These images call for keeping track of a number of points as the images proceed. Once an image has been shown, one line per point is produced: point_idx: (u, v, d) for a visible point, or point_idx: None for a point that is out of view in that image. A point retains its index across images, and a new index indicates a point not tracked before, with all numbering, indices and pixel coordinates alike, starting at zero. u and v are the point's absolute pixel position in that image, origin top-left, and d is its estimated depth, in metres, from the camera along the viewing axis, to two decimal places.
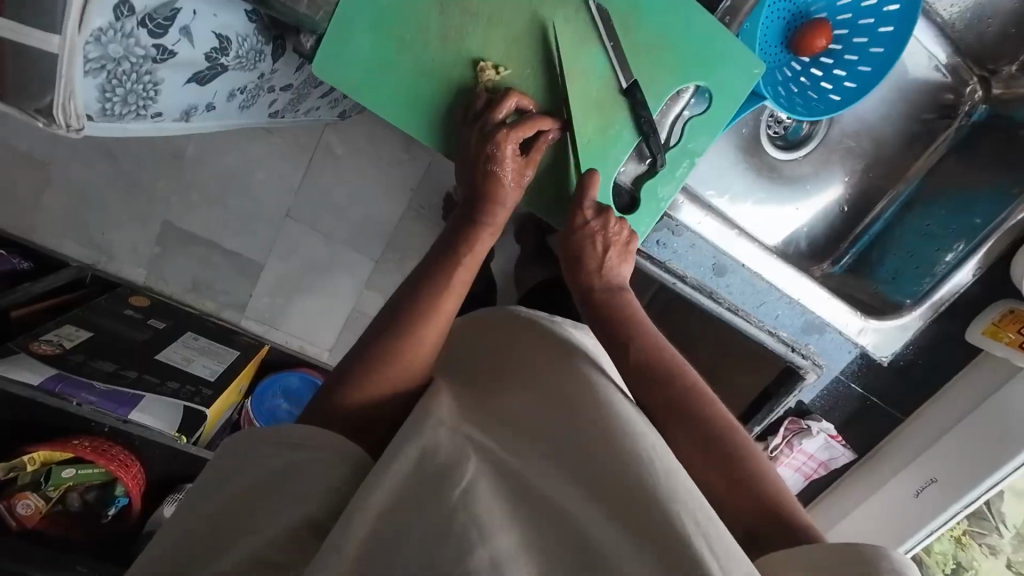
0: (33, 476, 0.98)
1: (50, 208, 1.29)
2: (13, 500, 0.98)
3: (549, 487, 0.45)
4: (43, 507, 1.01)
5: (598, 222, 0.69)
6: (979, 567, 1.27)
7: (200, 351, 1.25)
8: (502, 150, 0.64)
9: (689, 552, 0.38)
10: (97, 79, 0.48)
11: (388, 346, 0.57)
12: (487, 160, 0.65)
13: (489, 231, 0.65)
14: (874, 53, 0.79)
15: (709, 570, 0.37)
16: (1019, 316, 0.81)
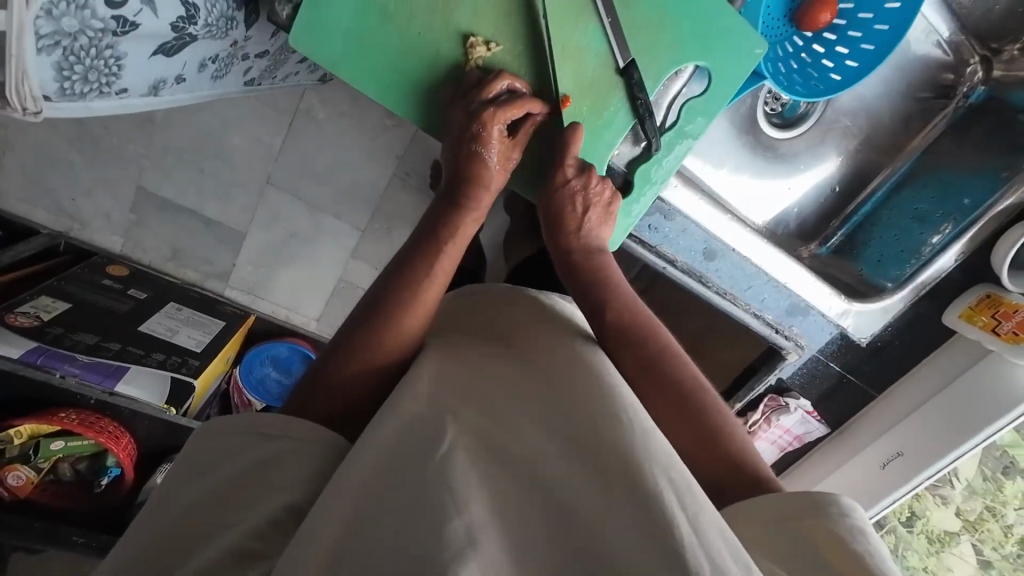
0: (22, 450, 0.98)
1: (14, 174, 1.22)
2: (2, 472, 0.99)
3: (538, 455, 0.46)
4: (34, 478, 1.01)
5: (581, 180, 0.68)
6: (930, 514, 1.38)
7: (185, 322, 1.24)
8: (489, 132, 0.62)
9: (657, 503, 0.40)
10: (55, 57, 0.39)
11: (373, 337, 0.57)
12: (473, 142, 0.63)
13: (472, 216, 0.64)
14: (879, 30, 0.76)
15: (676, 521, 0.39)
16: (995, 301, 0.84)
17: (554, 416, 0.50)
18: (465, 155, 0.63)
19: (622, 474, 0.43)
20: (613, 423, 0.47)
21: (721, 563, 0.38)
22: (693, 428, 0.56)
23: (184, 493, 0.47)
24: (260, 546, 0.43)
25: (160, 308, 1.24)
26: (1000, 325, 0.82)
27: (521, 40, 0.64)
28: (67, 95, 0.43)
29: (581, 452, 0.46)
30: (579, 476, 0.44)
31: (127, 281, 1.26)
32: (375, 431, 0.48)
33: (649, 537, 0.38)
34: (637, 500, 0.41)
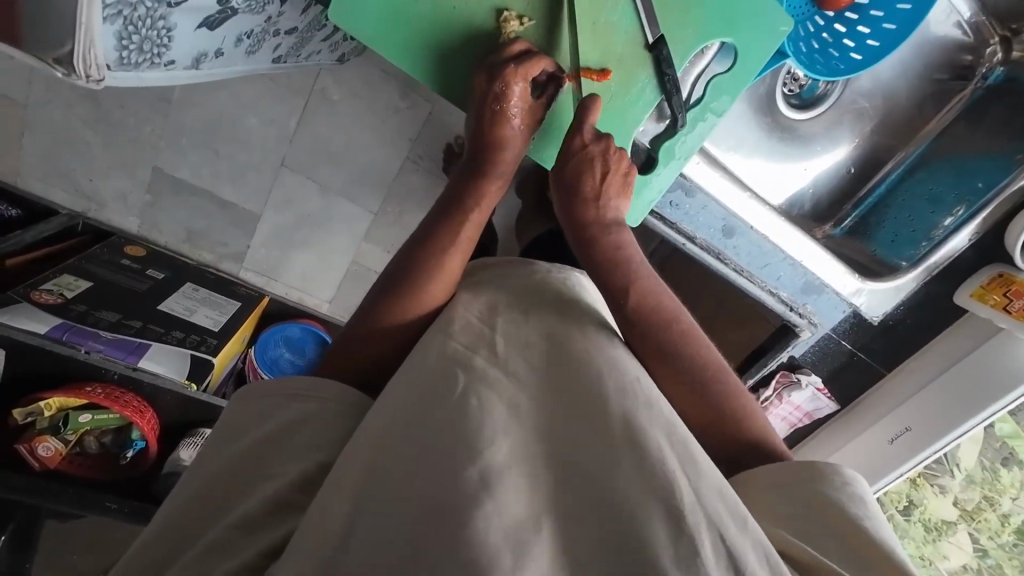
0: (52, 422, 1.01)
1: (32, 153, 1.24)
2: (32, 443, 1.01)
3: (554, 417, 0.50)
4: (63, 450, 1.04)
5: (598, 147, 0.69)
6: (928, 503, 1.41)
7: (201, 301, 1.27)
8: (511, 88, 0.63)
9: (659, 461, 0.45)
10: (117, 27, 0.40)
11: (397, 302, 0.59)
12: (495, 100, 0.64)
13: (497, 181, 0.66)
14: (901, 10, 0.77)
15: (676, 480, 0.43)
16: (1007, 280, 0.85)
17: (562, 385, 0.52)
18: (489, 116, 0.65)
19: (624, 440, 0.47)
20: (618, 395, 0.50)
21: (719, 518, 0.42)
22: (695, 390, 0.58)
23: (220, 451, 0.50)
24: (295, 497, 0.46)
25: (177, 288, 1.26)
26: (1010, 303, 0.83)
27: (552, 12, 0.65)
28: (123, 64, 0.44)
29: (592, 416, 0.49)
30: (592, 436, 0.48)
31: (144, 261, 1.28)
32: (395, 393, 0.50)
33: (653, 495, 0.42)
34: (639, 463, 0.45)
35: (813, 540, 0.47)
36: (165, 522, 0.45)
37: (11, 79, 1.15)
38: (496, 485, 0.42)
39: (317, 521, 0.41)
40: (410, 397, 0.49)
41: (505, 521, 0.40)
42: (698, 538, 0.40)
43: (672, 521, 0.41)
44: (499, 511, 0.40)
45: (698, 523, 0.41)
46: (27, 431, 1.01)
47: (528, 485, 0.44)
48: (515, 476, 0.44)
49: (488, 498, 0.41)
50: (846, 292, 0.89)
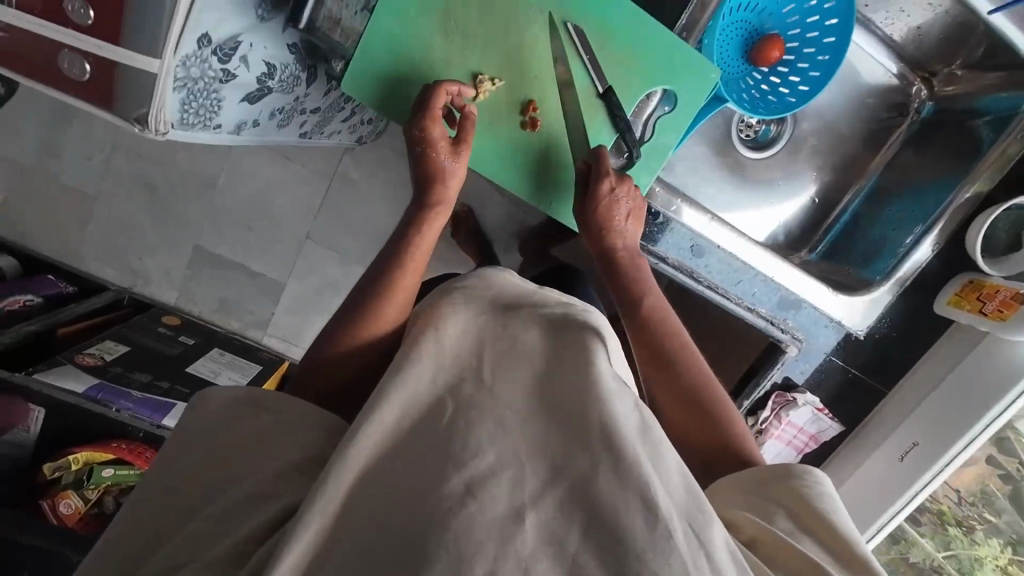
0: (76, 476, 1.09)
1: (98, 239, 1.47)
2: (56, 500, 1.07)
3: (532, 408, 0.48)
4: (82, 508, 1.08)
5: (623, 188, 0.69)
6: None
7: (227, 364, 1.35)
8: (432, 133, 0.65)
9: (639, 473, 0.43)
10: (182, 96, 0.54)
11: (354, 320, 0.60)
12: (418, 144, 0.65)
13: (437, 211, 0.66)
14: (822, 61, 0.84)
15: (653, 487, 0.42)
16: (978, 284, 0.82)
17: (546, 388, 0.50)
18: (412, 157, 0.65)
19: (603, 437, 0.44)
20: (595, 391, 0.47)
21: (698, 523, 0.42)
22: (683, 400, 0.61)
23: (194, 453, 0.47)
24: None
25: (205, 353, 1.36)
26: (985, 305, 0.79)
27: (516, 69, 0.68)
28: (184, 124, 0.57)
29: (569, 424, 0.46)
30: (568, 438, 0.46)
31: (178, 329, 1.40)
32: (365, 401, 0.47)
33: (633, 491, 0.41)
34: (615, 462, 0.43)
35: (765, 509, 0.50)
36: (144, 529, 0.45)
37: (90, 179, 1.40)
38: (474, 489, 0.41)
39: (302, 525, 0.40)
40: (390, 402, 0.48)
41: (488, 522, 0.40)
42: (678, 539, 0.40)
43: (649, 517, 0.41)
44: (485, 509, 0.40)
45: (671, 517, 0.41)
46: (54, 487, 1.09)
47: (515, 481, 0.43)
48: (503, 475, 0.42)
49: (476, 500, 0.41)
50: (827, 305, 0.88)
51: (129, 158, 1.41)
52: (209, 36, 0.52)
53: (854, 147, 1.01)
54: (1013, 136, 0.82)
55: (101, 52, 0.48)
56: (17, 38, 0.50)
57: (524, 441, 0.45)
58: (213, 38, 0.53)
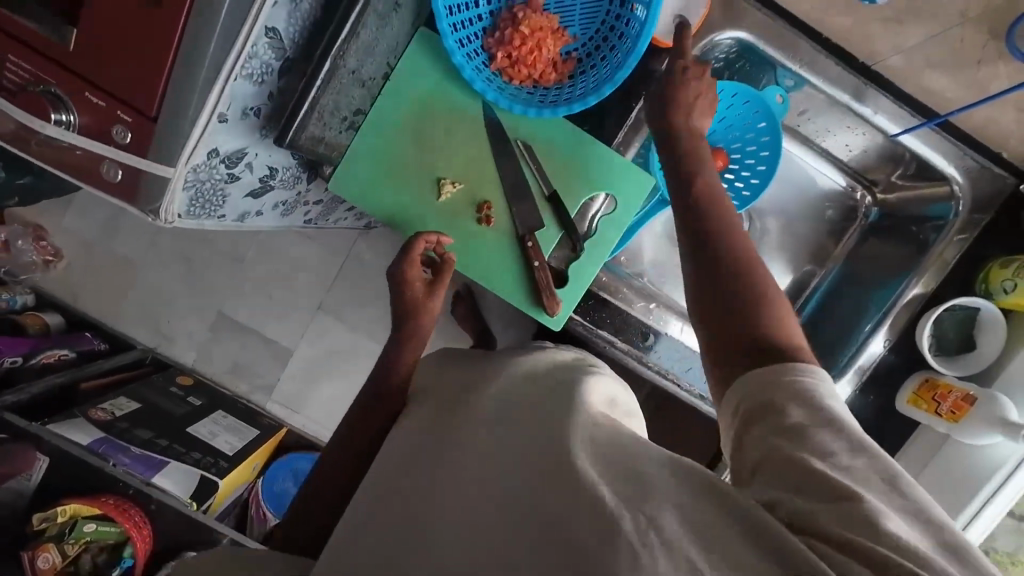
0: (60, 528, 1.14)
1: (138, 303, 1.65)
2: (36, 553, 1.12)
3: (495, 444, 0.53)
4: (58, 564, 1.12)
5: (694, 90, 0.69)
6: None
7: (225, 428, 1.42)
8: (410, 275, 0.75)
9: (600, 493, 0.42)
10: (191, 193, 0.67)
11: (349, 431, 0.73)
12: (398, 285, 0.76)
13: (413, 343, 0.76)
14: (761, 170, 0.93)
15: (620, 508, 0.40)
16: (934, 383, 0.81)
17: (516, 429, 0.54)
18: (395, 295, 0.76)
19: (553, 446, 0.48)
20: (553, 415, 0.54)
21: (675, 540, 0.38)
22: (738, 307, 0.54)
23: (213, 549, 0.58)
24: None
25: (208, 415, 1.44)
26: (940, 406, 0.79)
27: (477, 177, 0.81)
28: (192, 214, 0.71)
29: (540, 463, 0.47)
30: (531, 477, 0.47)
31: (189, 389, 1.50)
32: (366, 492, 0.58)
33: (585, 507, 0.41)
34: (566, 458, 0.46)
35: (823, 436, 0.44)
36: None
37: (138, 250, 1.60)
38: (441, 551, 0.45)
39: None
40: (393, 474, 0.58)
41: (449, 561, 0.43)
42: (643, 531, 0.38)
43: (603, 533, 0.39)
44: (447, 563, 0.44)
45: (637, 531, 0.38)
46: (37, 539, 1.14)
47: (473, 523, 0.46)
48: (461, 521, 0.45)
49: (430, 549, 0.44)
50: None
51: (174, 235, 1.62)
52: (217, 150, 0.66)
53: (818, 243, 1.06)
54: (949, 239, 0.86)
55: (131, 163, 0.61)
56: (61, 149, 0.63)
57: (480, 494, 0.48)
58: (223, 152, 0.68)
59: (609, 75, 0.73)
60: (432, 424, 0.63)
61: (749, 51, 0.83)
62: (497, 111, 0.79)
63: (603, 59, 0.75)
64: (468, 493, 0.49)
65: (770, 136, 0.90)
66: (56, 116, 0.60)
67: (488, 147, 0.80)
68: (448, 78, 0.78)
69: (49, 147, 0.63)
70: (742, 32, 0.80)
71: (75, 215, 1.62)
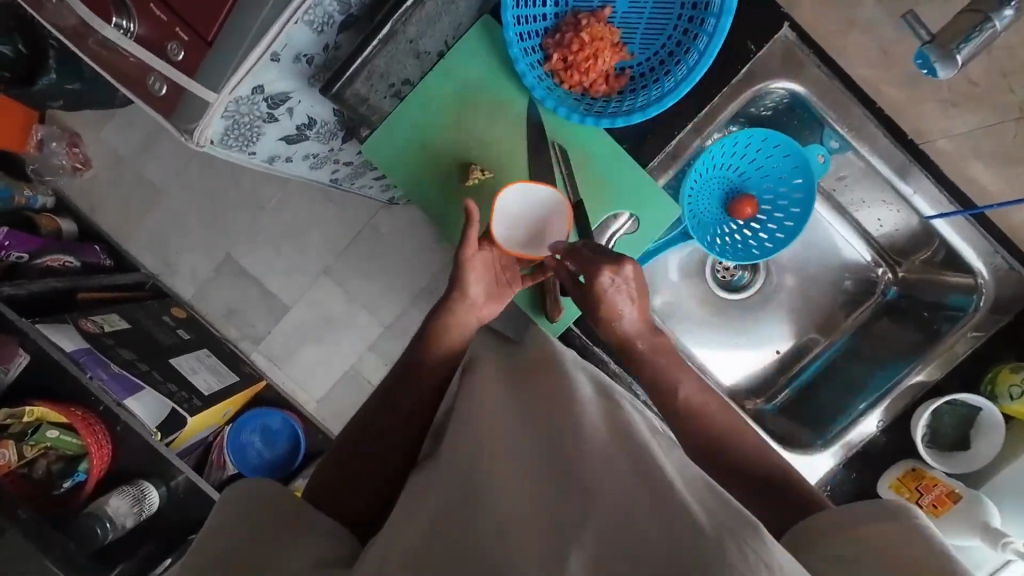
0: (22, 428, 1.11)
1: (153, 228, 1.68)
2: None
3: (561, 437, 0.49)
4: (13, 463, 1.11)
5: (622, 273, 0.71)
6: None
7: (207, 367, 1.43)
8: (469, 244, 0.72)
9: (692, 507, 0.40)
10: (227, 124, 0.68)
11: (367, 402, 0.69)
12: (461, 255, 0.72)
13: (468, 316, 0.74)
14: (788, 226, 0.93)
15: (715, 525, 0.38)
16: (919, 475, 0.79)
17: (561, 428, 0.51)
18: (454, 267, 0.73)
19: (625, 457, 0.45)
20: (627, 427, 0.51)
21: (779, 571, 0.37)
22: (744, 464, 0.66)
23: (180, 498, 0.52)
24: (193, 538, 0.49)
25: (193, 351, 1.45)
26: (921, 497, 0.78)
27: (508, 170, 0.81)
28: (224, 144, 0.72)
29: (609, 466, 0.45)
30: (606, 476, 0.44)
31: (182, 322, 1.53)
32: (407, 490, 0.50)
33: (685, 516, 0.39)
34: (655, 469, 0.43)
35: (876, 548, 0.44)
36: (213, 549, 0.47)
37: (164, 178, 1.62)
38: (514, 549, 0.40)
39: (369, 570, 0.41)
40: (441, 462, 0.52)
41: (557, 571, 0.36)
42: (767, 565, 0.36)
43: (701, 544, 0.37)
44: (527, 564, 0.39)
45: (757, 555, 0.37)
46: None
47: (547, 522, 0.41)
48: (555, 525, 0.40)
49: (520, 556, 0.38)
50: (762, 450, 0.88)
51: (201, 168, 1.64)
52: (262, 87, 0.67)
53: (829, 313, 1.04)
54: (962, 333, 0.84)
55: (178, 80, 0.62)
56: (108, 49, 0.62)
57: (537, 491, 0.45)
58: (267, 91, 0.68)
59: (658, 99, 0.73)
60: (453, 415, 0.59)
61: (799, 104, 0.82)
62: (542, 111, 0.80)
63: (657, 82, 0.75)
64: (548, 492, 0.44)
65: (803, 193, 0.90)
66: (116, 20, 0.60)
67: (525, 144, 0.80)
68: (499, 69, 0.79)
69: (99, 46, 0.63)
70: (796, 86, 0.80)
71: (114, 127, 1.65)
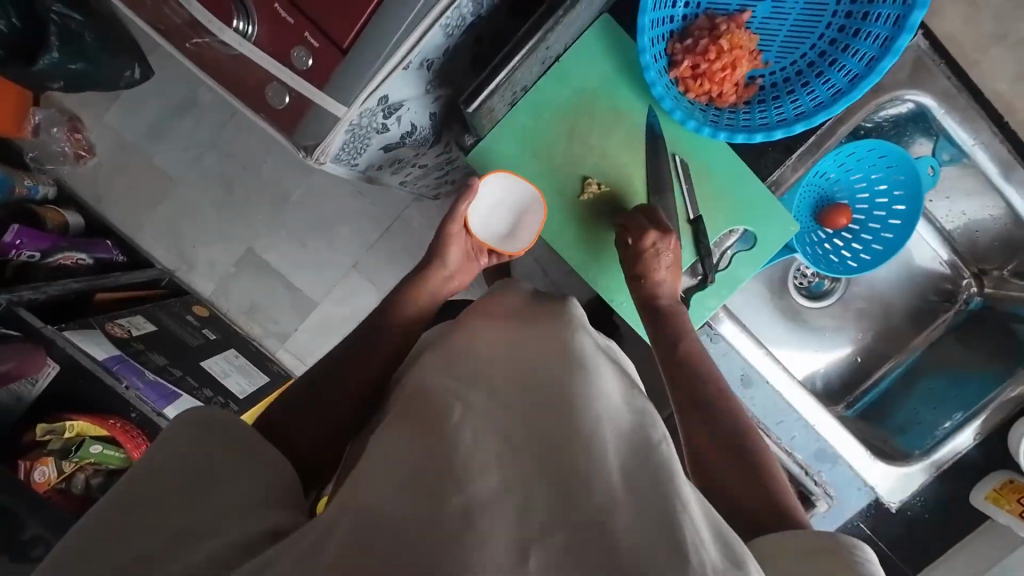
0: (65, 445, 1.01)
1: (159, 216, 1.41)
2: (33, 464, 0.99)
3: (546, 397, 0.47)
4: (55, 479, 1.00)
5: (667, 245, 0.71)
6: None
7: (237, 368, 1.25)
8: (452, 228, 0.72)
9: (671, 522, 0.37)
10: (347, 138, 0.62)
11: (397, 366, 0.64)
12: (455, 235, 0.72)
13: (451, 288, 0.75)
14: (886, 237, 0.91)
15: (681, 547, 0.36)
16: (1019, 487, 0.82)
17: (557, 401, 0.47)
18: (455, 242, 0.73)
19: (591, 436, 0.42)
20: (608, 400, 0.49)
21: None
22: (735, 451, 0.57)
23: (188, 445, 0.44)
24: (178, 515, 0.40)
25: (220, 351, 1.28)
26: None
27: (622, 183, 0.76)
28: (336, 159, 0.66)
29: (578, 454, 0.41)
30: (579, 464, 0.41)
31: (205, 320, 1.34)
32: (384, 439, 0.46)
33: (661, 538, 0.36)
34: (658, 477, 0.41)
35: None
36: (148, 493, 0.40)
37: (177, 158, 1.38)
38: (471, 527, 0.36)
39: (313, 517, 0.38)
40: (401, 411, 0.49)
41: (494, 552, 0.35)
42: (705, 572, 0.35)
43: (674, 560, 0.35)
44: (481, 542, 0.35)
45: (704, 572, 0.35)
46: (38, 450, 1.01)
47: (510, 507, 0.38)
48: (507, 501, 0.38)
49: (474, 527, 0.35)
50: (862, 466, 0.87)
51: (219, 157, 1.38)
52: (385, 98, 0.61)
53: (901, 322, 1.05)
54: None
55: (304, 91, 0.56)
56: (236, 61, 0.57)
57: (511, 471, 0.41)
58: (389, 100, 0.62)
59: (799, 113, 0.70)
60: (447, 364, 0.53)
61: (919, 116, 0.82)
62: (661, 120, 0.75)
63: (790, 94, 0.71)
64: (506, 451, 0.42)
65: (905, 206, 0.88)
66: (237, 24, 0.54)
67: (642, 156, 0.76)
68: (618, 75, 0.74)
69: (220, 53, 0.58)
70: (925, 96, 0.79)
71: (118, 108, 1.37)
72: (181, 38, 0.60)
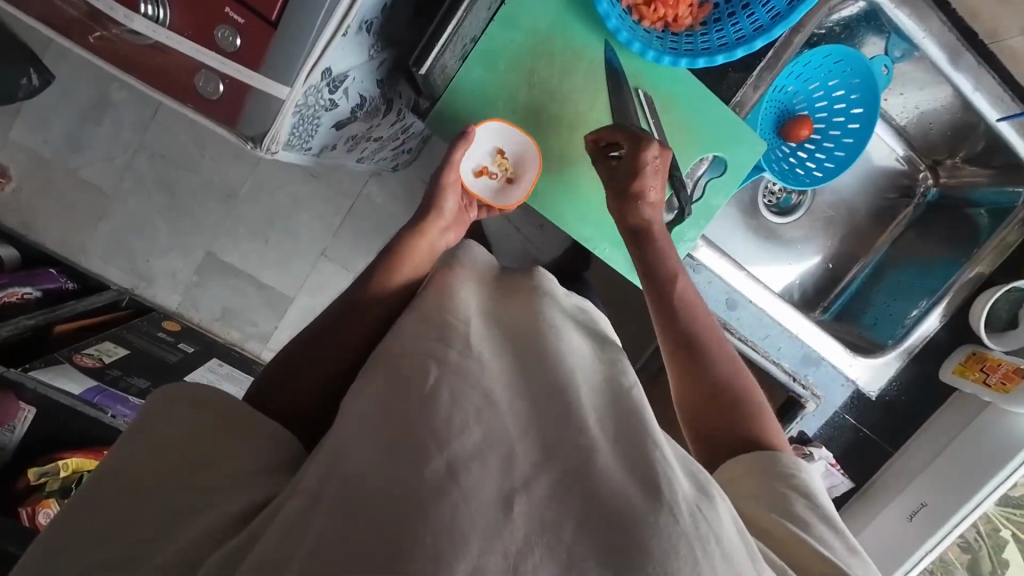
0: (64, 484, 0.97)
1: (102, 235, 1.30)
2: (35, 507, 0.95)
3: (522, 356, 0.43)
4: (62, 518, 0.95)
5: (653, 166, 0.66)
6: None
7: (227, 376, 1.16)
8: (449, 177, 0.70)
9: (648, 470, 0.36)
10: (296, 121, 0.57)
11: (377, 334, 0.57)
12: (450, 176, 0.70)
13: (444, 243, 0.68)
14: (847, 143, 0.92)
15: (661, 488, 0.35)
16: (982, 357, 0.90)
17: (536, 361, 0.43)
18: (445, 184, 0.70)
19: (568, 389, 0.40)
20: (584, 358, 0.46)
21: (708, 535, 0.34)
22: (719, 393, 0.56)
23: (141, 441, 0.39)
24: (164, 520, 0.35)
25: (203, 362, 1.18)
26: (988, 377, 0.87)
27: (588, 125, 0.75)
28: (288, 145, 0.62)
29: (562, 408, 0.39)
30: (563, 417, 0.38)
31: (179, 335, 1.24)
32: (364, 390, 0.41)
33: (639, 485, 0.35)
34: (634, 428, 0.39)
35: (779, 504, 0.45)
36: (143, 459, 0.38)
37: (108, 172, 1.27)
38: (465, 476, 0.33)
39: (298, 483, 0.35)
40: (367, 372, 0.43)
41: (480, 506, 0.32)
42: (678, 505, 0.35)
43: (653, 499, 0.34)
44: (471, 492, 0.32)
45: (676, 508, 0.34)
46: (34, 494, 0.97)
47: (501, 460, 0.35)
48: (490, 457, 0.34)
49: (460, 486, 0.32)
50: (845, 365, 0.93)
51: (154, 161, 1.27)
52: (328, 72, 0.56)
53: (867, 223, 1.09)
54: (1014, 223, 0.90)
55: (237, 75, 0.51)
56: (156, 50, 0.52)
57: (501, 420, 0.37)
58: (333, 73, 0.57)
59: (758, 27, 0.68)
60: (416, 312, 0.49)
61: (872, 14, 0.83)
62: (620, 54, 0.73)
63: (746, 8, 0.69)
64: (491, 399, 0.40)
65: (863, 108, 0.89)
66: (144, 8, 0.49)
67: (602, 95, 0.74)
68: (571, 12, 0.71)
69: (133, 45, 0.53)
70: None
71: (24, 120, 1.24)
72: (84, 33, 0.55)
